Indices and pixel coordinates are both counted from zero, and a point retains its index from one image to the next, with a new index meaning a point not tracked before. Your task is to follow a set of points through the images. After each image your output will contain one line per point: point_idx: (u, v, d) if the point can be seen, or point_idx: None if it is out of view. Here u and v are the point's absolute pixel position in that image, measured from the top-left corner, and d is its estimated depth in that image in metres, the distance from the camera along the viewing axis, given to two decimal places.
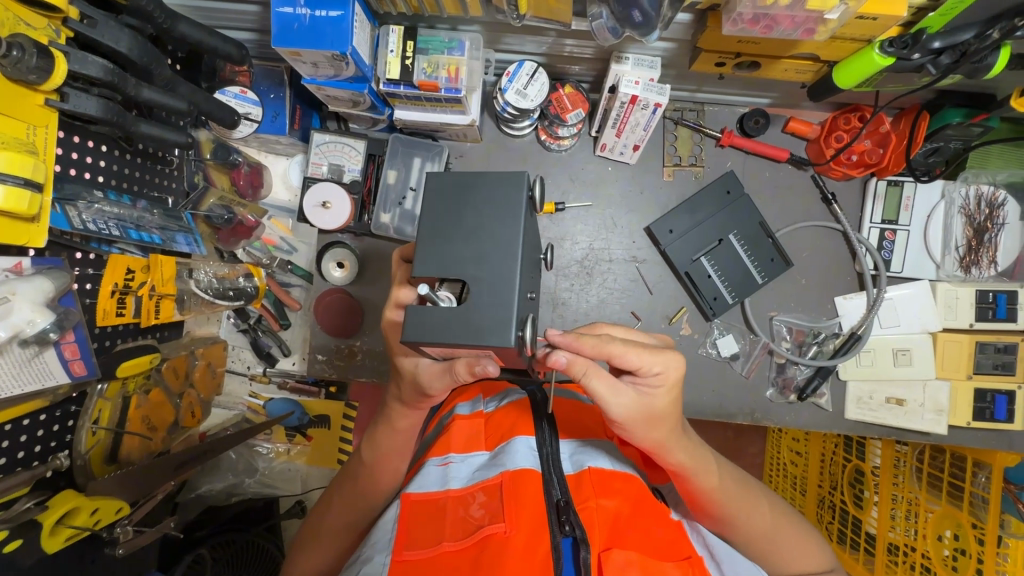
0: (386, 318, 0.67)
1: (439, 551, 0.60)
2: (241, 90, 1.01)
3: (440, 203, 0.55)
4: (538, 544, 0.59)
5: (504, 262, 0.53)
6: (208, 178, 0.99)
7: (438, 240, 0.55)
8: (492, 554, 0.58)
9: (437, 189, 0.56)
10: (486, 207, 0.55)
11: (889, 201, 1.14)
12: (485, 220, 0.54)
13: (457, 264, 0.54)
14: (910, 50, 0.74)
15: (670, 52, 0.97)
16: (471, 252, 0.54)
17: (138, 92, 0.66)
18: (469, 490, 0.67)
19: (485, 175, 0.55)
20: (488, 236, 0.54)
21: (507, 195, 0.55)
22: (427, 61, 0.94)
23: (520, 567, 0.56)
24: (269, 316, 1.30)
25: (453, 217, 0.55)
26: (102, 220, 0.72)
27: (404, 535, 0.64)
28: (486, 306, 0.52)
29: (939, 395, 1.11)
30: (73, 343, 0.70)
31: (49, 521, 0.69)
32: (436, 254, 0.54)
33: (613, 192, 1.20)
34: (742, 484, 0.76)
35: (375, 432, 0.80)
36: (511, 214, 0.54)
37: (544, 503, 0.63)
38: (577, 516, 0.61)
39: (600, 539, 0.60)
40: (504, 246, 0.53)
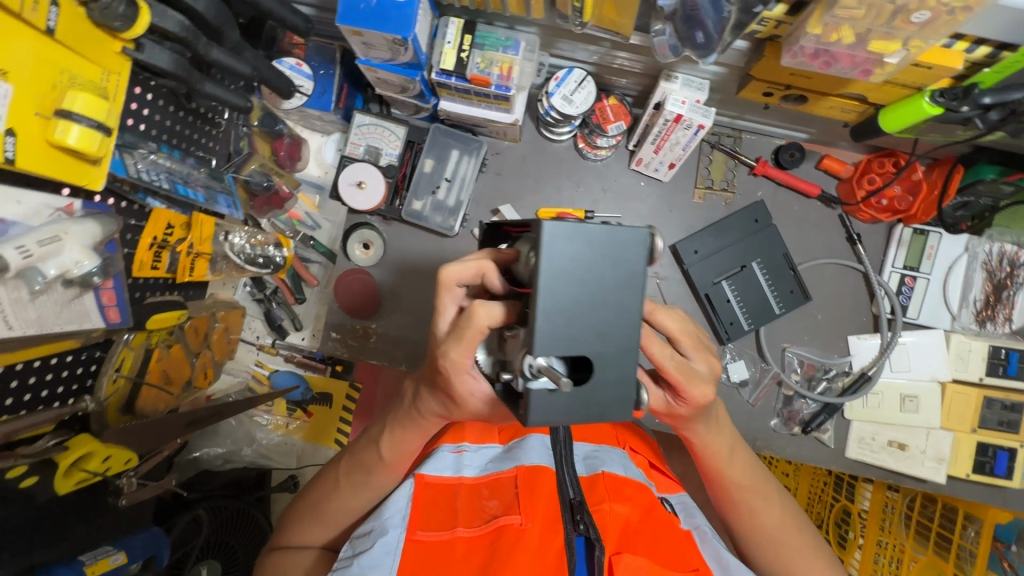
0: (449, 360, 0.55)
1: (451, 535, 0.61)
2: (297, 63, 1.03)
3: (559, 257, 0.46)
4: (551, 540, 0.59)
5: (632, 338, 0.47)
6: (251, 145, 0.99)
7: (558, 307, 0.45)
8: (507, 542, 0.58)
9: (560, 244, 0.45)
10: (610, 267, 0.47)
11: (913, 248, 1.16)
12: (607, 280, 0.47)
13: (576, 332, 0.46)
14: (960, 102, 0.76)
15: (719, 77, 0.99)
16: (595, 322, 0.46)
17: (208, 52, 0.67)
18: (483, 480, 0.68)
19: (610, 230, 0.46)
20: (614, 305, 0.47)
21: (637, 258, 0.47)
22: (482, 56, 0.95)
23: (533, 556, 0.57)
24: (285, 289, 1.33)
25: (578, 277, 0.46)
26: (155, 171, 0.73)
27: (417, 514, 0.64)
28: (610, 386, 0.48)
29: (941, 445, 1.12)
30: (111, 290, 0.71)
31: (66, 463, 0.70)
32: (554, 318, 0.46)
33: (642, 207, 1.22)
34: (763, 481, 0.80)
35: (395, 426, 0.73)
36: (640, 283, 0.47)
37: (557, 500, 0.64)
38: (591, 517, 0.61)
39: (611, 542, 0.61)
40: (631, 320, 0.47)
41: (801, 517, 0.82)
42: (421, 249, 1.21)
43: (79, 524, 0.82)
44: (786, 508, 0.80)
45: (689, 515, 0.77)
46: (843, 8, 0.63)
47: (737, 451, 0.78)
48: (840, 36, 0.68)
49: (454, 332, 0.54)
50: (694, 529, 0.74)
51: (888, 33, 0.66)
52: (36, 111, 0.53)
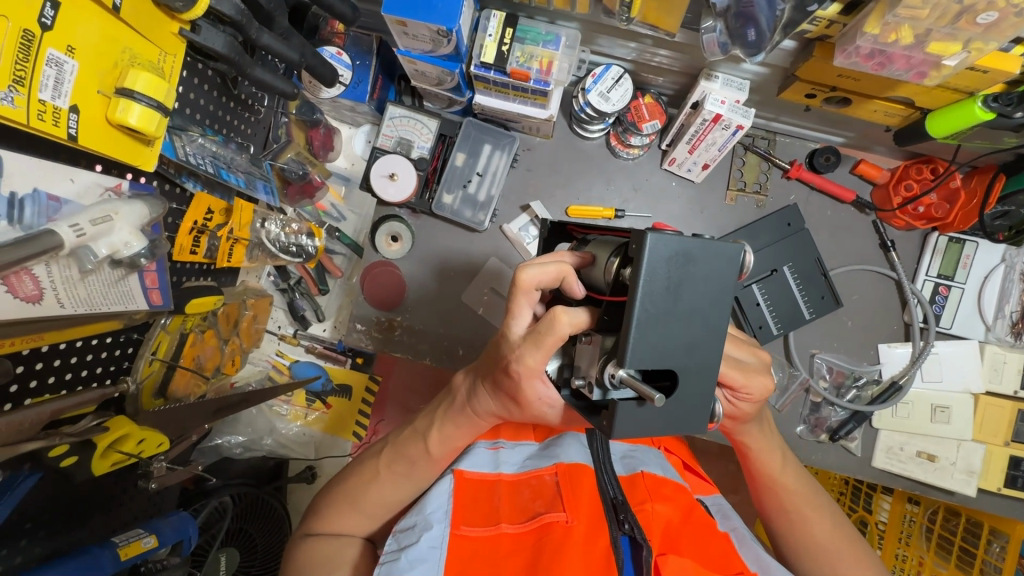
0: (523, 366, 0.56)
1: (496, 531, 0.60)
2: (337, 52, 1.04)
3: (659, 272, 0.47)
4: (597, 540, 0.58)
5: (713, 351, 0.50)
6: (289, 133, 1.00)
7: (652, 321, 0.47)
8: (554, 539, 0.57)
9: (659, 260, 0.46)
10: (702, 285, 0.48)
11: (948, 257, 1.14)
12: (698, 296, 0.48)
13: (666, 344, 0.48)
14: (1016, 108, 0.76)
15: (760, 77, 0.98)
16: (686, 338, 0.48)
17: (259, 36, 0.67)
18: (522, 477, 0.68)
19: (707, 248, 0.48)
20: (701, 322, 0.49)
21: (724, 274, 0.49)
22: (522, 50, 0.95)
23: (580, 554, 0.56)
24: (308, 280, 1.33)
25: (671, 292, 0.47)
26: (201, 154, 0.74)
27: (460, 510, 0.62)
28: (691, 399, 0.50)
29: (972, 458, 1.10)
30: (153, 272, 0.70)
31: (104, 444, 0.71)
32: (649, 331, 0.47)
33: (673, 207, 1.21)
34: (811, 494, 0.80)
35: (445, 419, 0.72)
36: (726, 299, 0.49)
37: (600, 500, 0.63)
38: (635, 516, 0.60)
39: (656, 542, 0.60)
40: (714, 335, 0.49)
41: (853, 532, 0.80)
42: (450, 244, 1.21)
43: (109, 506, 0.82)
44: (834, 521, 0.79)
45: (725, 516, 0.76)
46: (906, 7, 0.62)
47: (787, 460, 0.80)
48: (899, 37, 0.67)
49: (532, 337, 0.55)
50: (731, 531, 0.73)
51: (949, 34, 0.65)
52: (99, 88, 0.53)
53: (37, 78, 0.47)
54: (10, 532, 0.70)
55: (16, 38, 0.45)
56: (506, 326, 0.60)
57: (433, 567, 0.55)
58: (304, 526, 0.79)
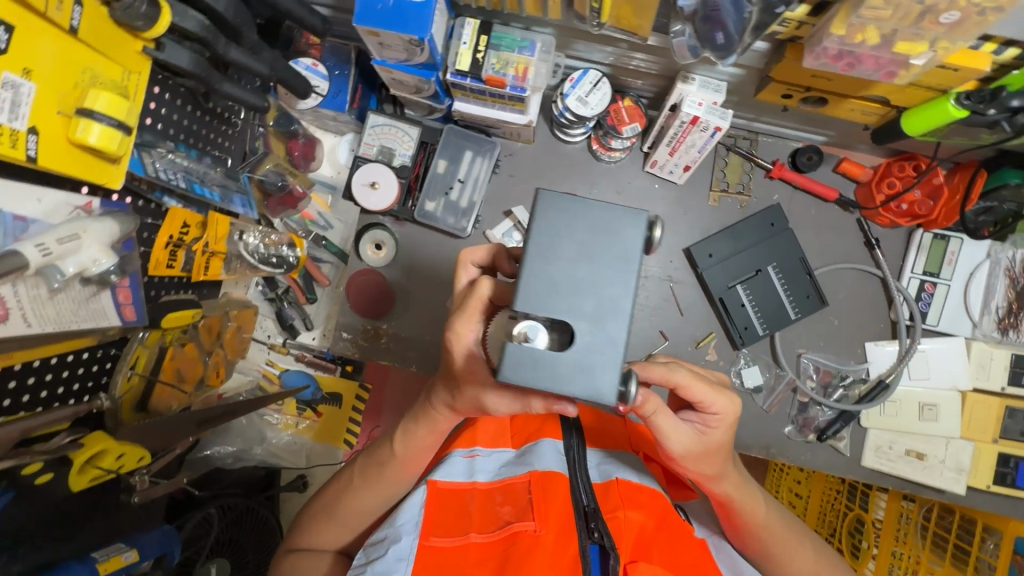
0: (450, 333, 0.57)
1: (465, 541, 0.60)
2: (313, 63, 1.05)
3: (549, 222, 0.48)
4: (565, 548, 0.58)
5: (620, 301, 0.47)
6: (267, 145, 1.00)
7: (540, 265, 0.47)
8: (521, 549, 0.57)
9: (547, 212, 0.48)
10: (602, 241, 0.48)
11: (933, 253, 1.14)
12: (600, 254, 0.48)
13: (558, 296, 0.47)
14: (987, 105, 0.75)
15: (737, 78, 0.98)
16: (585, 292, 0.47)
17: (226, 51, 0.67)
18: (495, 485, 0.68)
19: (598, 201, 0.48)
20: (598, 268, 0.47)
21: (623, 225, 0.48)
22: (497, 57, 0.95)
23: (546, 564, 0.56)
24: (296, 289, 1.33)
25: (560, 241, 0.48)
26: (172, 170, 0.74)
27: (430, 522, 0.63)
28: (600, 354, 0.46)
29: (961, 455, 1.09)
30: (127, 288, 0.71)
31: (80, 460, 0.71)
32: (539, 281, 0.47)
33: (656, 209, 1.21)
34: (792, 527, 0.78)
35: (409, 425, 0.74)
36: (629, 249, 0.48)
37: (571, 507, 0.63)
38: (606, 524, 0.60)
39: (626, 550, 0.60)
40: (622, 287, 0.47)
41: (827, 547, 0.82)
42: (433, 250, 1.21)
43: (92, 523, 0.82)
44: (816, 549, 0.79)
45: (702, 523, 0.81)
46: (869, 8, 0.62)
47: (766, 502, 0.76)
48: (864, 38, 0.67)
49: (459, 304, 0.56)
50: (705, 536, 0.77)
51: (915, 34, 0.65)
52: (59, 109, 0.54)
53: None
54: None
55: None
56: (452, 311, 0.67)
57: None
58: (290, 540, 0.83)
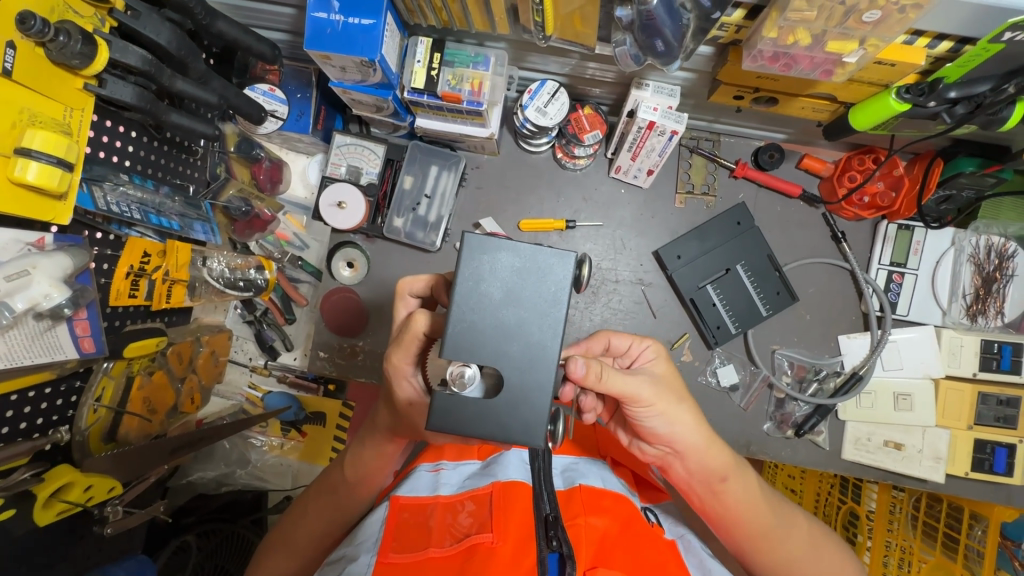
0: (390, 363, 0.62)
1: (424, 556, 0.61)
2: (270, 88, 1.07)
3: (479, 263, 0.52)
4: (523, 557, 0.59)
5: (540, 346, 0.52)
6: (229, 170, 1.03)
7: (468, 310, 0.52)
8: (479, 559, 0.58)
9: (478, 257, 0.52)
10: (532, 284, 0.53)
11: (899, 244, 1.14)
12: (527, 297, 0.53)
13: (488, 337, 0.52)
14: (927, 98, 0.75)
15: (690, 82, 0.99)
16: (515, 335, 0.52)
17: (172, 83, 0.69)
18: (459, 498, 0.70)
19: (527, 249, 0.52)
20: (526, 316, 0.52)
21: (548, 273, 0.53)
22: (452, 73, 0.97)
23: (504, 571, 0.57)
24: (275, 310, 1.35)
25: (489, 287, 0.52)
26: (126, 202, 0.74)
27: (388, 538, 0.64)
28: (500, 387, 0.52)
29: (939, 443, 1.10)
30: (85, 320, 0.72)
31: (44, 493, 0.71)
32: (472, 321, 0.52)
33: (623, 214, 1.22)
34: (761, 485, 0.80)
35: (360, 447, 0.77)
36: (553, 297, 0.53)
37: (532, 517, 0.64)
38: (565, 531, 0.60)
39: (586, 556, 0.61)
40: (541, 331, 0.52)
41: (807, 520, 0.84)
42: (405, 266, 1.22)
43: (66, 556, 0.82)
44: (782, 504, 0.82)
45: (673, 524, 0.81)
46: (795, 11, 0.63)
47: (736, 470, 0.76)
48: (796, 40, 0.68)
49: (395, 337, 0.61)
50: (678, 538, 0.78)
51: (843, 34, 0.66)
52: None
53: None
54: None
55: None
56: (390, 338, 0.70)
57: None
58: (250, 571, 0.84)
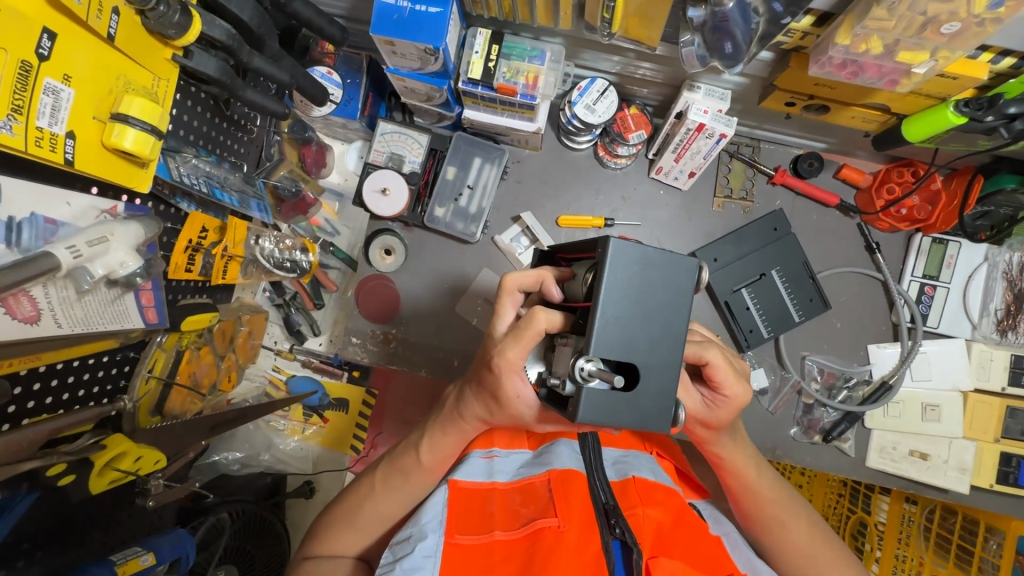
0: (503, 358, 0.61)
1: (490, 539, 0.65)
2: (327, 71, 1.07)
3: (621, 271, 0.52)
4: (588, 544, 0.63)
5: (672, 350, 0.53)
6: (281, 152, 1.03)
7: (611, 317, 0.52)
8: (547, 544, 0.62)
9: (619, 264, 0.52)
10: (664, 290, 0.53)
11: (932, 257, 1.16)
12: (660, 304, 0.53)
13: (624, 338, 0.52)
14: (985, 112, 0.77)
15: (741, 87, 1.00)
16: (647, 336, 0.53)
17: (250, 60, 0.69)
18: (512, 486, 0.74)
19: (663, 256, 0.53)
20: (661, 321, 0.53)
21: (679, 279, 0.54)
22: (508, 66, 0.98)
23: (571, 557, 0.61)
24: (304, 294, 1.35)
25: (629, 292, 0.52)
26: (195, 175, 0.75)
27: (453, 520, 0.68)
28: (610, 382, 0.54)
29: (964, 454, 1.11)
30: (150, 291, 0.72)
31: (101, 462, 0.72)
32: (612, 328, 0.52)
33: (660, 214, 1.23)
34: (786, 494, 0.82)
35: (437, 434, 0.78)
36: (681, 302, 0.54)
37: (591, 504, 0.68)
38: (625, 520, 0.65)
39: (648, 544, 0.64)
40: (673, 334, 0.53)
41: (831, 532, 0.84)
42: (442, 256, 1.23)
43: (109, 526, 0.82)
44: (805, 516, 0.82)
45: (717, 521, 0.82)
46: (874, 19, 0.64)
47: (761, 469, 0.81)
48: (869, 48, 0.69)
49: (513, 331, 0.60)
50: (724, 535, 0.79)
51: (917, 44, 0.68)
52: (95, 114, 0.57)
53: (34, 106, 0.50)
54: (6, 553, 0.70)
55: (15, 69, 0.48)
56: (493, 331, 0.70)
57: (428, 575, 0.60)
58: (303, 551, 0.83)
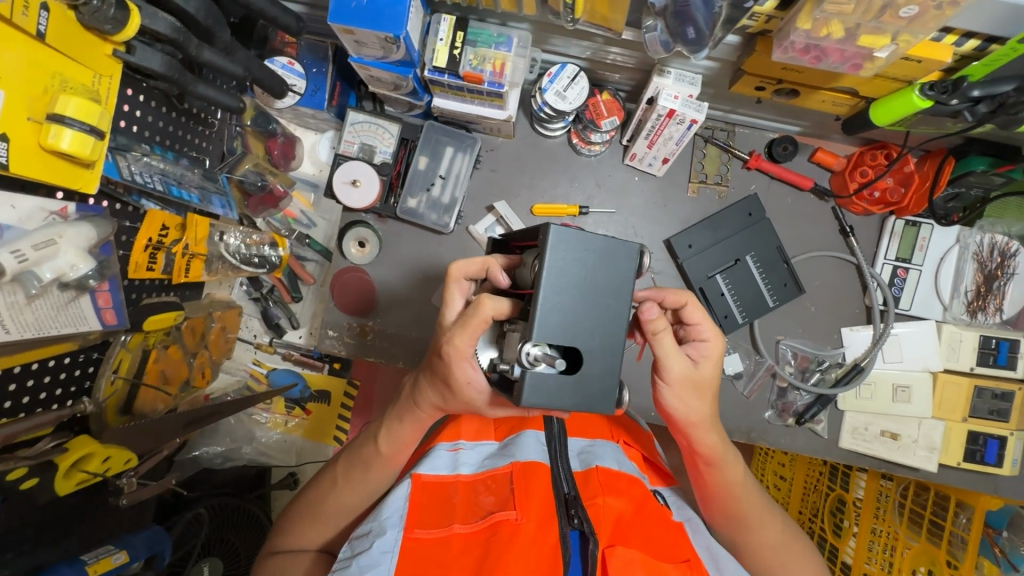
0: (451, 347, 0.61)
1: (448, 533, 0.66)
2: (289, 61, 1.06)
3: (561, 255, 0.53)
4: (546, 535, 0.64)
5: (616, 332, 0.53)
6: (245, 144, 1.01)
7: (553, 304, 0.52)
8: (503, 536, 0.63)
9: (557, 246, 0.52)
10: (605, 273, 0.53)
11: (905, 240, 1.16)
12: (601, 285, 0.53)
13: (568, 322, 0.52)
14: (949, 96, 0.76)
15: (712, 71, 0.99)
16: (590, 320, 0.53)
17: (199, 53, 0.68)
18: (476, 478, 0.76)
19: (601, 239, 0.53)
20: (602, 305, 0.53)
21: (620, 262, 0.54)
22: (474, 53, 0.96)
23: (527, 549, 0.62)
24: (281, 287, 1.34)
25: (567, 278, 0.52)
26: (148, 173, 0.74)
27: (416, 514, 0.70)
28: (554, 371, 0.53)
29: (934, 433, 1.13)
30: (107, 292, 0.72)
31: (66, 463, 0.73)
32: (558, 311, 0.52)
33: (636, 201, 1.22)
34: (761, 498, 0.84)
35: (395, 423, 0.78)
36: (622, 285, 0.54)
37: (553, 496, 0.69)
38: (584, 510, 0.66)
39: (604, 535, 0.65)
40: (615, 317, 0.53)
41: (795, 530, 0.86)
42: (417, 247, 1.22)
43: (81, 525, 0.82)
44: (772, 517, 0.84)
45: (681, 507, 0.84)
46: (832, 4, 0.63)
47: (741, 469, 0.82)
48: (829, 32, 0.68)
49: (460, 320, 0.60)
50: (686, 521, 0.81)
51: (876, 28, 0.67)
52: (29, 115, 0.55)
53: None
54: None
55: None
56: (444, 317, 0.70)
57: (384, 570, 0.62)
58: (269, 544, 0.84)
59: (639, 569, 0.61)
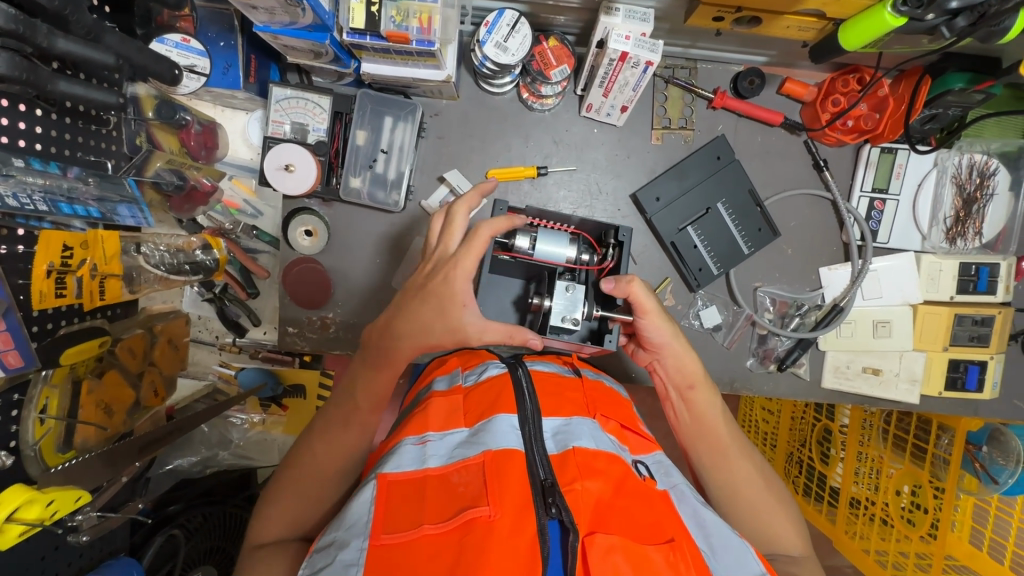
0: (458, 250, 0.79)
1: (419, 533, 0.62)
2: (183, 38, 0.94)
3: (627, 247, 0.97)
4: (522, 529, 0.61)
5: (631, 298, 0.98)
6: (153, 140, 0.92)
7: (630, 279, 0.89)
8: (476, 538, 0.59)
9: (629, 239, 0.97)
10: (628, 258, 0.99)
11: (881, 168, 1.11)
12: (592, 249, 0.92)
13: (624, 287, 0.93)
14: (924, 10, 0.67)
15: (664, 4, 0.88)
16: None
17: (51, 43, 0.59)
18: (449, 468, 0.70)
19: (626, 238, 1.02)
20: None
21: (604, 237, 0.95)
22: (395, 7, 0.83)
23: (503, 547, 0.58)
24: (234, 284, 1.19)
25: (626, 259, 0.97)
26: (24, 193, 0.70)
27: (381, 517, 0.65)
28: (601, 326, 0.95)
29: (914, 366, 1.12)
30: (5, 333, 0.69)
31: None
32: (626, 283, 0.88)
33: (597, 155, 1.14)
34: (742, 443, 0.85)
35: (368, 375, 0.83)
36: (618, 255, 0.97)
37: (529, 482, 0.66)
38: (563, 497, 0.63)
39: (585, 522, 0.62)
40: None
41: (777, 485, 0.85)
42: (370, 230, 1.14)
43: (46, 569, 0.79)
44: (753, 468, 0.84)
45: (665, 474, 0.78)
46: None
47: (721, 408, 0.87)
48: None
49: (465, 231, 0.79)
50: (671, 488, 0.75)
51: None
52: None
53: None
54: None
55: None
56: (459, 251, 0.78)
57: None
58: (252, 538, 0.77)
59: (620, 558, 0.57)
